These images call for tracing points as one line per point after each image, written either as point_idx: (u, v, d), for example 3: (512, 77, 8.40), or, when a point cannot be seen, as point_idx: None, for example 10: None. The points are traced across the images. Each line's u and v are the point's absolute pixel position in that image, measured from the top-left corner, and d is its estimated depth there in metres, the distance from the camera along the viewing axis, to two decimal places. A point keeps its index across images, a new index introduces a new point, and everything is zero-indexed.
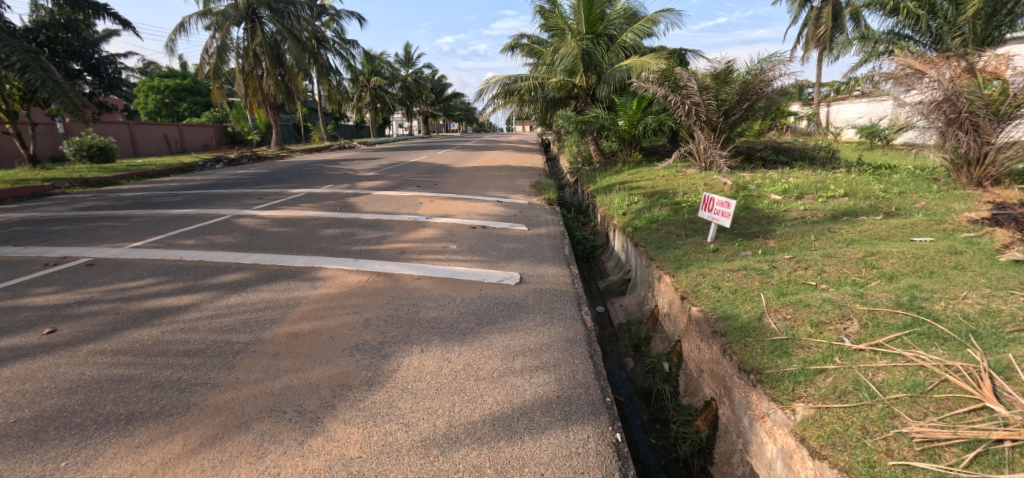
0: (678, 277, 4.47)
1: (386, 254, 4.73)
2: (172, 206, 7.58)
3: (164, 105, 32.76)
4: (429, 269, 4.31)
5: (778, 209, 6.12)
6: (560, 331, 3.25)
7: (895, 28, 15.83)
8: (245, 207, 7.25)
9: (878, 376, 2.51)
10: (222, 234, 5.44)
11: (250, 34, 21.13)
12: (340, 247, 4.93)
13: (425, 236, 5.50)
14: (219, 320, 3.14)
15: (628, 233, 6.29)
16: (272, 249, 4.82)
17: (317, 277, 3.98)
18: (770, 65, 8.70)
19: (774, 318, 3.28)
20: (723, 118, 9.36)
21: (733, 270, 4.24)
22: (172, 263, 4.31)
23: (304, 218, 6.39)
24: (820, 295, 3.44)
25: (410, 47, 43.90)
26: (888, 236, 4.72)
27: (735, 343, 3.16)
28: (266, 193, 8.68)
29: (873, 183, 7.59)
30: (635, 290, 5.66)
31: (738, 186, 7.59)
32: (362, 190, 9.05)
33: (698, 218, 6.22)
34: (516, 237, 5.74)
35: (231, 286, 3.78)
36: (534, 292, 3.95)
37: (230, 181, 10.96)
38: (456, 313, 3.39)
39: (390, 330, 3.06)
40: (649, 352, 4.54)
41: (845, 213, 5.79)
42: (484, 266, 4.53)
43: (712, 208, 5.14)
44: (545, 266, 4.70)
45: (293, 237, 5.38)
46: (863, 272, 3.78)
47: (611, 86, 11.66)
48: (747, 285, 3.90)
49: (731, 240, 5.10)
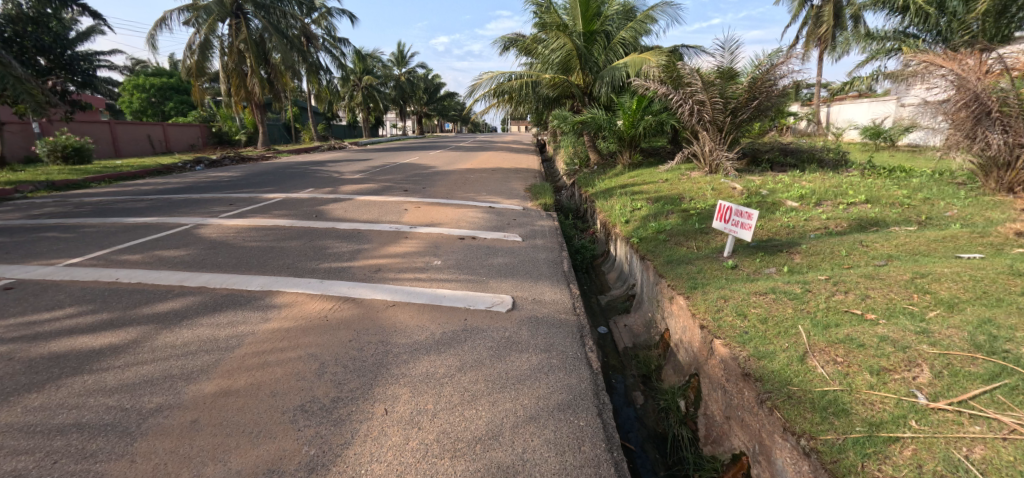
0: (695, 299, 3.88)
1: (359, 273, 4.10)
2: (133, 213, 6.91)
3: (150, 104, 31.96)
4: (407, 293, 3.69)
5: (798, 217, 5.56)
6: (562, 377, 2.65)
7: (902, 26, 15.38)
8: (212, 214, 6.61)
9: (976, 454, 1.95)
10: (175, 247, 4.81)
11: (235, 30, 20.42)
12: (307, 264, 4.31)
13: (406, 250, 4.89)
14: (135, 370, 2.51)
15: (633, 243, 5.71)
16: (228, 267, 4.18)
17: (271, 305, 3.35)
18: (779, 61, 8.13)
19: (820, 360, 2.71)
20: (731, 118, 8.74)
21: (760, 293, 3.65)
22: (105, 287, 3.67)
23: (273, 228, 5.75)
24: (872, 331, 2.87)
25: (403, 47, 43.29)
26: (930, 252, 4.17)
27: (775, 392, 2.57)
28: (239, 198, 8.02)
29: (895, 188, 7.06)
30: (641, 308, 5.09)
31: (749, 191, 7.02)
32: (344, 195, 8.41)
33: (710, 228, 5.64)
34: (509, 250, 5.13)
35: (166, 318, 3.16)
36: (527, 322, 3.34)
37: (207, 184, 10.29)
38: (433, 354, 2.79)
39: (349, 380, 2.45)
40: (662, 386, 3.95)
41: (872, 222, 5.23)
42: (471, 288, 3.91)
43: (729, 218, 4.54)
44: (541, 287, 4.08)
45: (256, 251, 4.74)
46: (916, 300, 3.22)
47: (608, 85, 11.07)
48: (778, 314, 3.33)
49: (751, 255, 4.52)
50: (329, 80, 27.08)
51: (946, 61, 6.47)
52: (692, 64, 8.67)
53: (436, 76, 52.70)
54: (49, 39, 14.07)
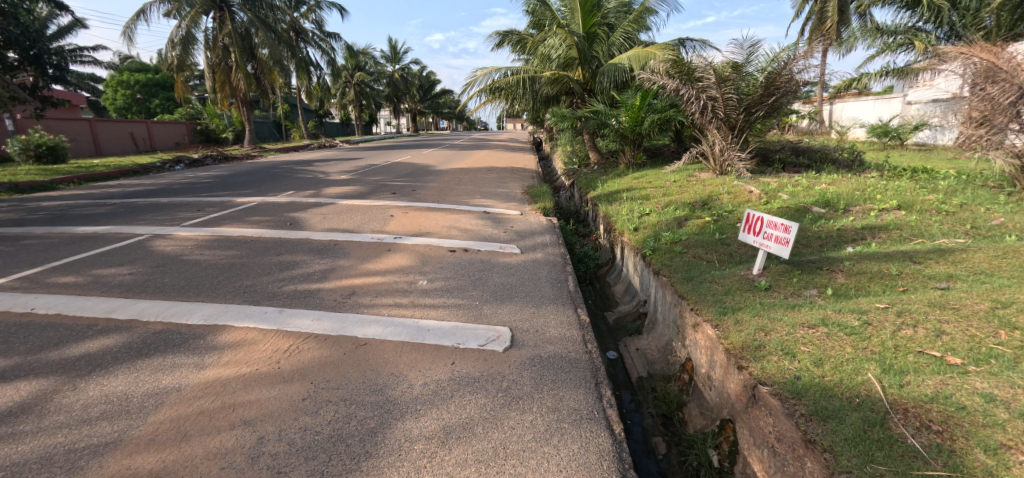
0: (727, 330, 3.27)
1: (328, 299, 3.45)
2: (87, 221, 6.21)
3: (135, 101, 31.20)
4: (384, 326, 3.06)
5: (830, 227, 4.96)
6: (578, 452, 2.04)
7: (912, 21, 14.81)
8: (175, 222, 5.95)
9: None
10: (118, 265, 4.14)
11: (219, 23, 19.64)
12: (268, 286, 3.66)
13: (389, 266, 4.26)
14: (6, 453, 1.90)
15: (645, 254, 5.10)
16: (172, 291, 3.53)
17: (213, 347, 2.71)
18: (795, 55, 7.55)
19: (907, 426, 2.13)
20: (744, 115, 8.16)
21: (808, 326, 3.05)
22: (15, 321, 3.01)
23: (239, 239, 5.10)
24: (970, 389, 2.29)
25: (396, 42, 42.46)
26: (998, 272, 3.57)
27: (856, 472, 1.97)
28: (210, 203, 7.32)
29: (923, 192, 6.49)
30: (656, 330, 4.49)
31: (768, 196, 6.41)
32: (326, 199, 7.73)
33: (732, 239, 5.03)
34: (506, 265, 4.51)
35: (75, 366, 2.52)
36: (529, 366, 2.71)
37: (181, 186, 9.63)
38: (409, 419, 2.17)
39: (294, 467, 1.84)
40: (686, 431, 3.35)
41: (916, 233, 4.64)
42: (462, 318, 3.28)
43: (759, 231, 3.93)
44: (544, 315, 3.45)
45: (212, 269, 4.09)
46: (1006, 339, 2.64)
47: (610, 80, 10.44)
48: (837, 355, 2.73)
49: (785, 274, 3.91)
50: (320, 76, 26.28)
51: (985, 53, 5.88)
52: (703, 56, 8.05)
53: (431, 73, 51.87)
54: (17, 31, 13.15)
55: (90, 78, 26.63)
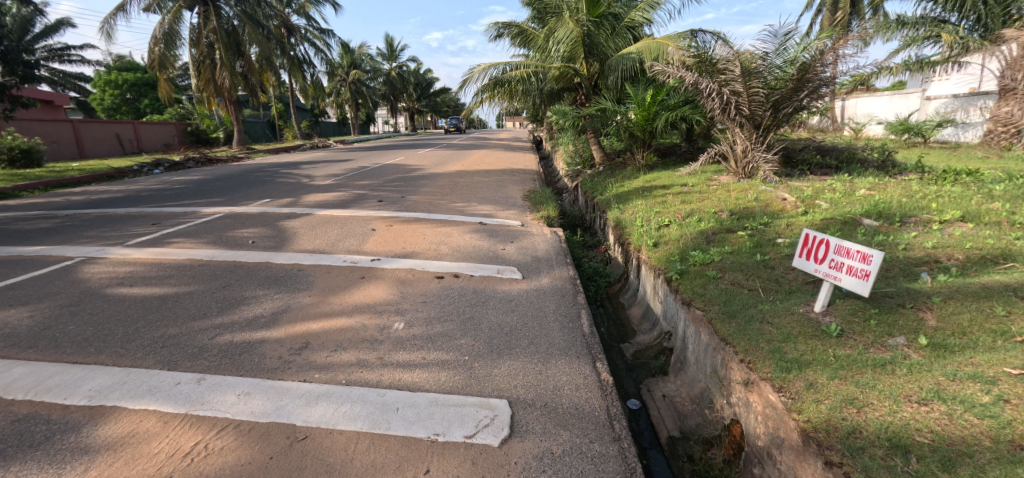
0: (798, 397, 2.45)
1: (270, 358, 2.62)
2: (21, 239, 5.39)
3: (124, 101, 30.44)
4: (336, 404, 2.22)
5: (895, 247, 4.13)
6: None
7: (935, 11, 13.81)
8: (120, 240, 5.13)
9: None
10: (21, 306, 3.32)
11: (204, 19, 18.82)
12: (197, 337, 2.83)
13: (359, 303, 3.44)
14: None
15: (670, 278, 4.29)
16: (68, 347, 2.71)
17: (82, 450, 1.89)
18: (830, 45, 6.67)
19: None
20: (771, 112, 7.31)
21: (919, 403, 2.24)
22: None
23: (186, 263, 4.28)
24: None
25: (392, 40, 41.52)
26: None
27: None
28: (170, 215, 6.49)
29: (982, 199, 5.64)
30: (687, 372, 3.67)
31: (806, 204, 5.58)
32: (303, 209, 6.89)
33: (776, 261, 4.20)
34: (503, 297, 3.70)
35: None
36: (535, 473, 1.89)
37: (149, 193, 8.84)
38: None
39: None
40: None
41: (1001, 254, 3.82)
42: (444, 384, 2.46)
43: (821, 257, 3.10)
44: (554, 375, 2.63)
45: (134, 309, 3.26)
46: None
47: (620, 74, 9.53)
48: (975, 455, 1.92)
49: (857, 313, 3.11)
50: (313, 74, 25.37)
51: None
52: (726, 45, 7.18)
53: (428, 72, 50.95)
54: None
55: (76, 77, 25.88)
